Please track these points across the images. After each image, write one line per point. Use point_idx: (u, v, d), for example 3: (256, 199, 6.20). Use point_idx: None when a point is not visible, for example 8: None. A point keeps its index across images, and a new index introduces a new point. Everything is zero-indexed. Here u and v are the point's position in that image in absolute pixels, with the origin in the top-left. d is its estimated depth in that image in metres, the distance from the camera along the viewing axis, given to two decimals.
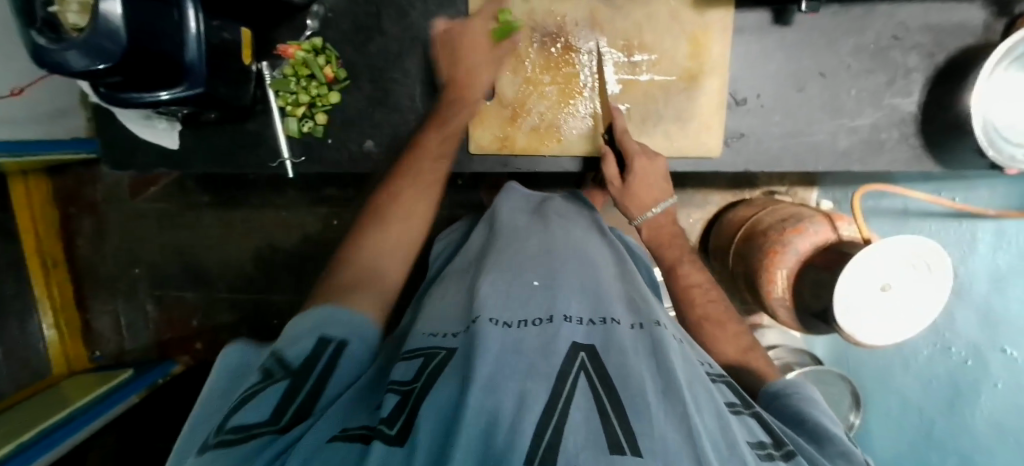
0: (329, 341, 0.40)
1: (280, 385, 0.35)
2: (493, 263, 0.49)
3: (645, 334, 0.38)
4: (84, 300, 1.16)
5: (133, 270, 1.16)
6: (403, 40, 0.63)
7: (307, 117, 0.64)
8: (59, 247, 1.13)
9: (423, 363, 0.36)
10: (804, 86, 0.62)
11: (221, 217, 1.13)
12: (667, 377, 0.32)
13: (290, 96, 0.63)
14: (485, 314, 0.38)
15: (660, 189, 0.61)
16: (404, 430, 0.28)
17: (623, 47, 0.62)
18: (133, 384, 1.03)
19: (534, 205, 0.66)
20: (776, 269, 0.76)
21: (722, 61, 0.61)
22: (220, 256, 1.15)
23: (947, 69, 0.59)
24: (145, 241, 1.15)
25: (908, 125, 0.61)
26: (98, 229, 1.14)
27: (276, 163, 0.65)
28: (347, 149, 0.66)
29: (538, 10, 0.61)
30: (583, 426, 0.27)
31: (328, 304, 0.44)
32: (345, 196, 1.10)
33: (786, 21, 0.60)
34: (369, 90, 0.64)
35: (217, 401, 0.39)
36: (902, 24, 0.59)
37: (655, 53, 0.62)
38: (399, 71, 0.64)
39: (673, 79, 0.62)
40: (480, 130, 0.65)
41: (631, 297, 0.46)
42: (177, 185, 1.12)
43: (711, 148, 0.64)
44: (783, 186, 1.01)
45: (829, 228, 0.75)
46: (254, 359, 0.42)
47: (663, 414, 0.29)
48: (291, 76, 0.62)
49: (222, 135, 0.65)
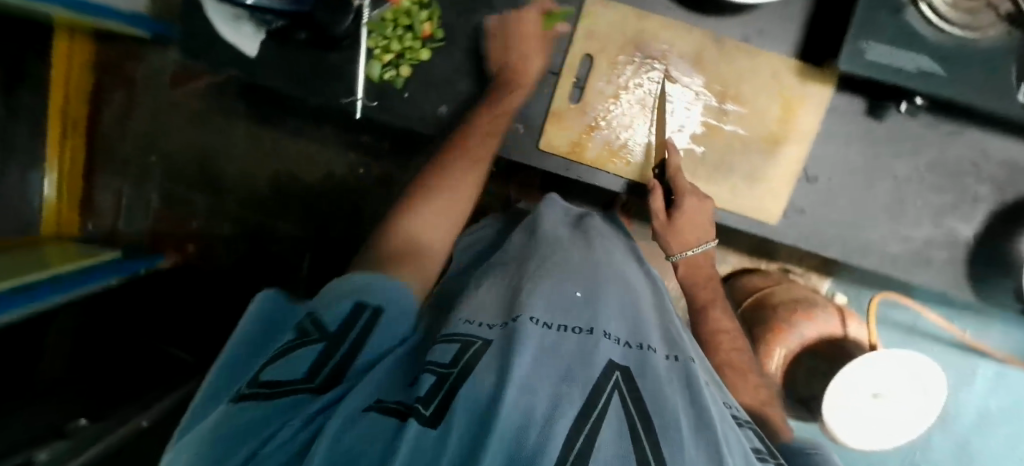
0: (365, 307, 0.39)
1: (316, 346, 0.33)
2: (540, 267, 0.51)
3: (678, 366, 0.40)
4: (92, 172, 1.14)
5: (150, 157, 1.14)
6: (505, 17, 0.61)
7: (392, 65, 0.61)
8: (83, 112, 1.10)
9: (460, 349, 0.36)
10: (875, 184, 0.64)
11: (252, 133, 1.12)
12: (701, 414, 0.34)
13: (382, 41, 0.61)
14: (528, 312, 0.41)
15: (704, 230, 0.62)
16: (438, 412, 0.28)
17: (719, 92, 0.62)
18: (122, 265, 1.00)
19: (574, 218, 0.70)
20: (776, 347, 0.75)
21: (807, 134, 0.63)
22: (238, 170, 1.14)
23: (1009, 210, 0.64)
24: (171, 133, 1.14)
25: (960, 249, 0.65)
26: (127, 107, 1.13)
27: (349, 101, 0.62)
28: (418, 109, 0.63)
29: (646, 31, 0.61)
30: (615, 442, 0.28)
31: (371, 271, 0.44)
32: (377, 149, 1.10)
33: (880, 116, 0.62)
34: (458, 59, 0.62)
35: (242, 349, 0.35)
36: (984, 153, 0.63)
37: (747, 108, 0.63)
38: (491, 48, 0.62)
39: (755, 136, 0.63)
40: (555, 129, 0.62)
41: (667, 332, 0.48)
42: (217, 89, 1.11)
43: (771, 215, 0.65)
44: (799, 267, 1.02)
45: (839, 324, 0.78)
46: (289, 313, 0.39)
47: (694, 449, 0.30)
48: (390, 22, 0.60)
49: (303, 56, 0.61)
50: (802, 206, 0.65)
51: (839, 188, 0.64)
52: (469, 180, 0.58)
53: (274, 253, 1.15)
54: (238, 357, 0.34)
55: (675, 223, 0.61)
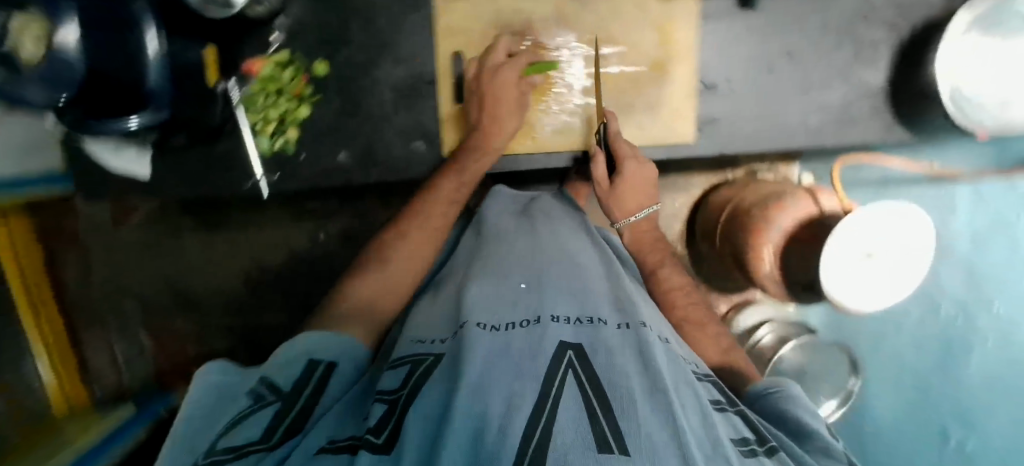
0: (319, 363, 0.43)
1: (274, 406, 0.37)
2: (484, 269, 0.53)
3: (631, 333, 0.42)
4: (77, 335, 1.13)
5: (125, 300, 1.14)
6: (370, 48, 0.62)
7: (278, 133, 0.63)
8: (46, 284, 1.09)
9: (409, 370, 0.39)
10: (773, 66, 0.67)
11: (206, 240, 1.12)
12: (654, 378, 0.35)
13: (260, 113, 0.62)
14: (473, 319, 0.43)
15: (646, 196, 0.63)
16: (389, 439, 0.30)
17: (591, 40, 0.65)
18: (134, 422, 1.00)
19: (523, 204, 0.71)
20: (762, 245, 0.76)
21: (688, 48, 0.65)
22: (208, 281, 1.14)
23: (914, 42, 0.66)
24: (134, 271, 1.13)
25: (878, 97, 0.67)
26: (85, 262, 1.12)
27: (250, 183, 0.63)
28: (320, 164, 0.64)
29: (505, 10, 0.63)
30: (573, 425, 0.30)
31: (320, 329, 0.48)
32: (328, 209, 1.10)
33: (751, 5, 0.64)
34: (338, 103, 0.63)
35: (197, 422, 0.37)
36: (869, 4, 0.65)
37: (623, 45, 0.66)
38: (369, 80, 0.63)
39: (643, 69, 0.66)
40: (452, 133, 0.65)
41: (618, 298, 0.49)
42: (158, 211, 1.10)
43: (682, 134, 0.68)
44: (764, 165, 1.02)
45: (811, 203, 0.76)
46: (238, 382, 0.42)
47: (649, 413, 0.31)
48: (261, 92, 0.61)
49: (192, 158, 0.63)
50: (712, 115, 0.67)
51: (744, 86, 0.67)
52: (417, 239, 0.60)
53: (272, 345, 1.15)
54: (193, 428, 0.36)
55: (617, 190, 0.62)
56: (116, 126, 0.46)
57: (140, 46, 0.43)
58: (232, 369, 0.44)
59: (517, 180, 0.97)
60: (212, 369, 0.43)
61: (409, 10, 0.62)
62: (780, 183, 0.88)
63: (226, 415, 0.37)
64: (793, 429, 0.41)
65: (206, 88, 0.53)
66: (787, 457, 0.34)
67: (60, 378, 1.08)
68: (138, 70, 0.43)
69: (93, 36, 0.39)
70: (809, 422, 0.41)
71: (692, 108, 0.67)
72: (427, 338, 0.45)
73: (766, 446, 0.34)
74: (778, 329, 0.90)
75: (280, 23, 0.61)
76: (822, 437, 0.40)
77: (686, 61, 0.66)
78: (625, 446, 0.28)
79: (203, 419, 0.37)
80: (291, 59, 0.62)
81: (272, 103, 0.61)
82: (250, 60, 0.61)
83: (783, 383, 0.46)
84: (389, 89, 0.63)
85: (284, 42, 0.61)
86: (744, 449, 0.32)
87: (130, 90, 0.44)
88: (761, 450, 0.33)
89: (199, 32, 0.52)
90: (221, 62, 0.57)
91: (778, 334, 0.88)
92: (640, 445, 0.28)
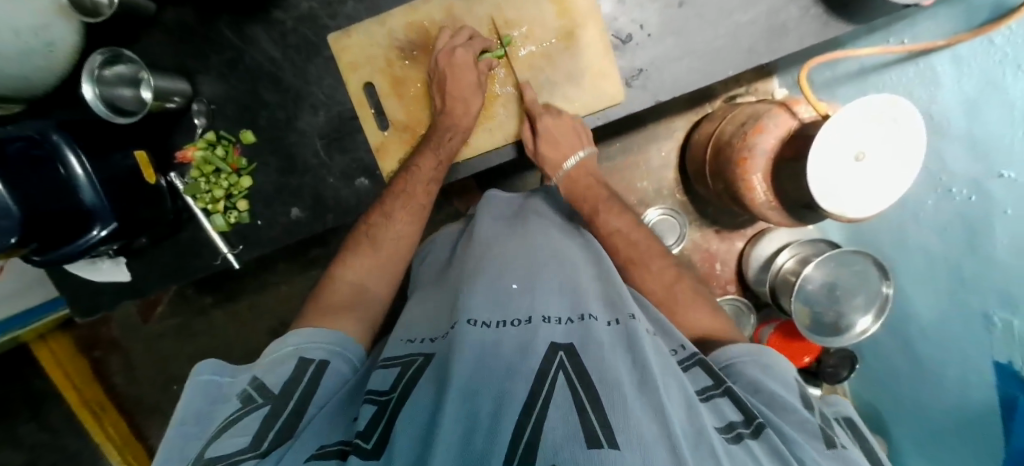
0: (310, 362, 0.44)
1: (264, 410, 0.38)
2: (473, 271, 0.52)
3: (621, 329, 0.41)
4: (141, 429, 1.19)
5: (172, 386, 1.18)
6: (287, 104, 0.62)
7: (229, 208, 0.64)
8: (99, 391, 1.16)
9: (400, 372, 0.40)
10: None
11: (229, 311, 1.13)
12: (642, 370, 0.34)
13: (207, 195, 0.63)
14: (465, 318, 0.42)
15: (571, 143, 0.60)
16: (380, 443, 0.31)
17: (491, 31, 0.58)
18: None
19: (516, 208, 0.67)
20: (751, 175, 0.69)
21: (593, 7, 0.56)
22: (243, 350, 1.14)
23: None
24: (172, 358, 1.17)
25: None
26: (126, 362, 1.17)
27: (219, 260, 0.65)
28: (278, 223, 0.65)
29: (396, 28, 0.59)
30: (563, 421, 0.28)
31: (316, 326, 0.49)
32: (330, 252, 1.06)
33: None
34: (275, 163, 0.64)
35: (188, 426, 0.38)
36: None
37: (524, 26, 0.58)
38: (295, 133, 0.63)
39: (552, 43, 0.58)
40: (387, 161, 0.62)
41: (607, 295, 0.48)
42: (178, 297, 1.14)
43: (613, 95, 0.59)
44: (742, 88, 0.97)
45: (788, 117, 0.67)
46: (232, 385, 0.43)
47: (639, 404, 0.30)
48: (200, 177, 0.63)
49: (163, 251, 0.66)
50: (637, 65, 0.58)
51: (662, 26, 0.57)
52: (401, 224, 0.59)
53: None
54: (186, 434, 0.38)
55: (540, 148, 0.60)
56: (84, 240, 0.50)
57: (70, 173, 0.47)
58: (223, 363, 0.45)
59: (498, 174, 0.95)
60: (205, 363, 0.44)
61: (309, 58, 0.61)
62: (757, 102, 0.81)
63: (217, 419, 0.39)
64: (767, 399, 0.40)
65: (148, 187, 0.57)
66: (773, 432, 0.34)
67: None
68: (73, 191, 0.47)
69: (24, 172, 0.42)
70: (780, 394, 0.40)
71: (613, 64, 0.58)
72: (416, 339, 0.46)
73: (752, 425, 0.34)
74: (799, 250, 0.86)
75: (197, 109, 0.62)
76: (800, 411, 0.38)
77: (595, 18, 0.56)
78: (616, 440, 0.26)
79: (196, 423, 0.39)
80: (218, 137, 0.63)
81: (213, 183, 0.62)
82: (181, 149, 0.62)
83: (756, 351, 0.46)
84: (318, 137, 0.63)
85: (208, 124, 0.63)
86: (729, 435, 0.32)
87: (72, 210, 0.47)
88: (747, 432, 0.33)
89: (121, 141, 0.55)
90: (153, 159, 0.61)
91: (800, 256, 0.84)
92: (631, 438, 0.26)
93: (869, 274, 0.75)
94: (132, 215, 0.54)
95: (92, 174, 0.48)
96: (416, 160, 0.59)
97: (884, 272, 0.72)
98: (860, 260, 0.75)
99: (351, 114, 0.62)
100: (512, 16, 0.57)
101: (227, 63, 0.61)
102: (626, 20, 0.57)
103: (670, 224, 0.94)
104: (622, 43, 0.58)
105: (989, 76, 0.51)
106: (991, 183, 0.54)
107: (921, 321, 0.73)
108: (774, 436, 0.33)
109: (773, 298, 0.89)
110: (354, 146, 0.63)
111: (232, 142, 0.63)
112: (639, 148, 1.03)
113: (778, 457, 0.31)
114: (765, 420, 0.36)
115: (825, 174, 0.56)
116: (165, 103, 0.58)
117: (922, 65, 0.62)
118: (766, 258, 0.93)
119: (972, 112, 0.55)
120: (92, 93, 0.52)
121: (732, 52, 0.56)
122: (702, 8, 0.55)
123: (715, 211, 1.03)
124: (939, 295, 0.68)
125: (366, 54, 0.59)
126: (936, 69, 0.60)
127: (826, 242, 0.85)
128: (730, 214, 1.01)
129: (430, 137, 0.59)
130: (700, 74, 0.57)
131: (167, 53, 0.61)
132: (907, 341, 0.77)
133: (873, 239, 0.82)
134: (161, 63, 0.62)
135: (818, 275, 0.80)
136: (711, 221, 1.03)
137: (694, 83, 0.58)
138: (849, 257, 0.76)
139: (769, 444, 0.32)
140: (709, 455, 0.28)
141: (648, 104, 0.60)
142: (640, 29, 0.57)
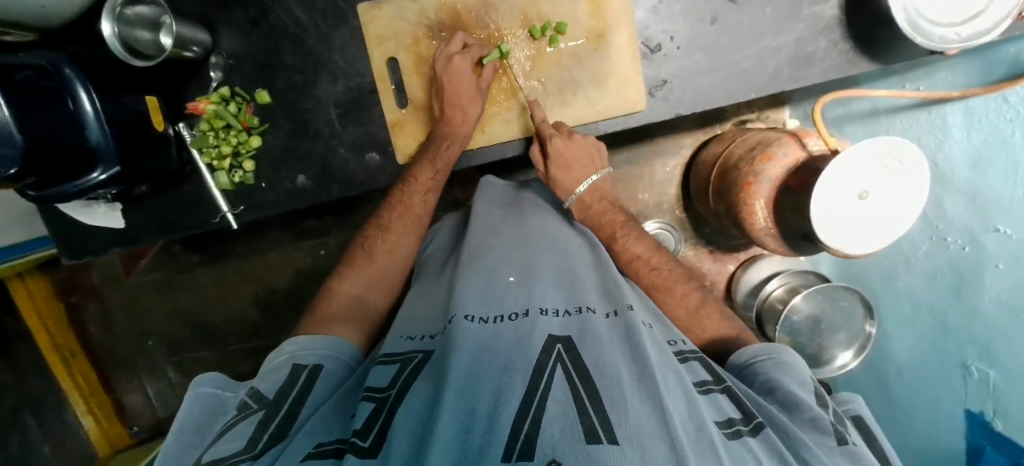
0: (303, 368, 0.44)
1: (256, 416, 0.38)
2: (474, 259, 0.51)
3: (619, 320, 0.41)
4: (109, 381, 1.17)
5: (147, 342, 1.16)
6: (307, 69, 0.61)
7: (234, 167, 0.63)
8: (72, 338, 1.14)
9: (399, 368, 0.39)
10: (718, 15, 0.56)
11: (214, 272, 1.12)
12: (641, 363, 0.34)
13: (214, 150, 0.62)
14: (461, 311, 0.41)
15: (585, 165, 0.60)
16: (377, 441, 0.31)
17: (523, 22, 0.57)
18: None
19: (513, 195, 0.67)
20: (753, 201, 0.69)
21: (625, 11, 0.56)
22: (224, 312, 1.13)
23: None
24: (151, 313, 1.15)
25: None
26: (103, 311, 1.15)
27: (218, 218, 0.65)
28: (282, 188, 0.64)
29: (427, 6, 0.58)
30: (561, 417, 0.28)
31: (309, 334, 0.49)
32: (326, 225, 1.06)
33: None
34: (286, 126, 0.63)
35: (187, 433, 0.38)
36: None
37: (557, 21, 0.57)
38: (311, 99, 0.62)
39: (582, 42, 0.58)
40: (401, 139, 0.62)
41: (607, 287, 0.48)
42: (165, 251, 1.11)
43: (635, 101, 0.59)
44: (754, 113, 0.97)
45: (798, 147, 0.67)
46: (230, 396, 0.43)
47: (638, 397, 0.30)
48: (209, 131, 0.61)
49: (161, 203, 0.65)
50: (662, 76, 0.58)
51: (691, 41, 0.57)
52: (397, 236, 0.61)
53: None
54: (183, 442, 0.37)
55: (551, 169, 0.60)
56: (86, 181, 0.49)
57: (78, 109, 0.46)
58: (224, 376, 0.45)
59: (506, 168, 0.95)
60: (206, 375, 0.44)
61: (335, 26, 0.60)
62: (768, 129, 0.82)
63: (215, 428, 0.39)
64: (781, 397, 0.41)
65: (155, 133, 0.56)
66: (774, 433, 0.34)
67: (98, 419, 1.15)
68: (80, 130, 0.46)
69: (34, 111, 0.40)
70: (796, 393, 0.40)
71: (639, 71, 0.58)
72: (414, 334, 0.46)
73: (751, 423, 0.34)
74: (789, 280, 0.88)
75: (214, 62, 0.62)
76: (811, 407, 0.39)
77: (627, 24, 0.57)
78: (615, 435, 0.26)
79: (194, 431, 0.38)
80: (232, 93, 0.62)
81: (221, 139, 0.61)
82: (192, 100, 0.61)
83: (776, 351, 0.47)
84: (333, 106, 0.62)
85: (223, 78, 0.62)
86: (727, 430, 0.32)
87: (77, 150, 0.46)
88: (746, 429, 0.33)
89: (133, 84, 0.54)
90: (163, 106, 0.60)
91: (789, 286, 0.86)
92: (630, 434, 0.26)
93: (856, 314, 0.77)
94: (134, 161, 0.53)
95: (101, 113, 0.47)
96: (414, 171, 0.60)
97: (870, 311, 0.75)
98: (848, 295, 0.77)
99: (370, 87, 0.61)
100: (545, 11, 0.57)
101: (250, 20, 0.60)
102: (657, 30, 0.57)
103: (667, 238, 0.95)
104: (650, 52, 0.58)
105: (998, 132, 0.52)
106: (988, 240, 0.55)
107: (898, 363, 0.74)
108: (772, 436, 0.33)
109: (757, 323, 0.90)
110: (369, 120, 0.62)
111: (245, 101, 0.62)
112: (646, 160, 1.03)
113: (775, 454, 0.32)
114: (767, 420, 0.37)
115: (834, 218, 0.57)
116: (183, 52, 0.57)
117: (934, 114, 0.63)
118: (756, 283, 0.94)
119: (977, 168, 0.56)
120: (113, 31, 0.49)
121: (758, 75, 0.56)
122: (734, 28, 0.56)
123: (713, 231, 1.04)
124: (919, 342, 0.69)
125: (393, 28, 0.59)
126: (948, 120, 0.61)
127: (814, 273, 0.88)
128: (726, 236, 1.02)
129: (427, 148, 0.59)
130: (723, 92, 0.58)
131: (191, 1, 0.60)
132: (881, 380, 0.78)
133: (861, 277, 0.84)
134: (182, 12, 0.61)
135: (805, 307, 0.81)
136: (706, 241, 1.04)
137: (716, 100, 0.58)
138: (837, 292, 0.78)
139: (767, 443, 0.32)
140: (708, 451, 0.27)
141: (668, 116, 0.60)
142: (670, 41, 0.57)
